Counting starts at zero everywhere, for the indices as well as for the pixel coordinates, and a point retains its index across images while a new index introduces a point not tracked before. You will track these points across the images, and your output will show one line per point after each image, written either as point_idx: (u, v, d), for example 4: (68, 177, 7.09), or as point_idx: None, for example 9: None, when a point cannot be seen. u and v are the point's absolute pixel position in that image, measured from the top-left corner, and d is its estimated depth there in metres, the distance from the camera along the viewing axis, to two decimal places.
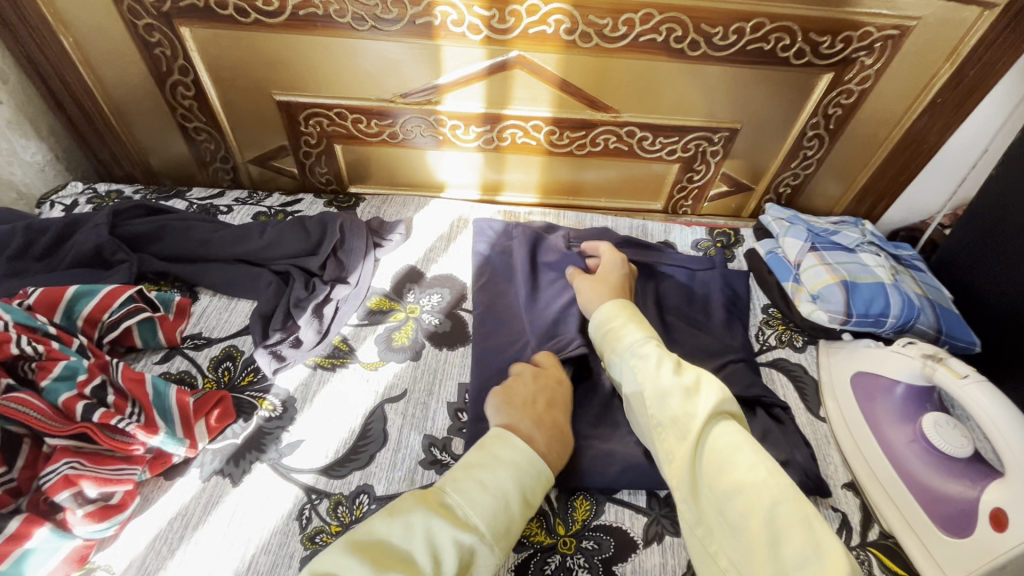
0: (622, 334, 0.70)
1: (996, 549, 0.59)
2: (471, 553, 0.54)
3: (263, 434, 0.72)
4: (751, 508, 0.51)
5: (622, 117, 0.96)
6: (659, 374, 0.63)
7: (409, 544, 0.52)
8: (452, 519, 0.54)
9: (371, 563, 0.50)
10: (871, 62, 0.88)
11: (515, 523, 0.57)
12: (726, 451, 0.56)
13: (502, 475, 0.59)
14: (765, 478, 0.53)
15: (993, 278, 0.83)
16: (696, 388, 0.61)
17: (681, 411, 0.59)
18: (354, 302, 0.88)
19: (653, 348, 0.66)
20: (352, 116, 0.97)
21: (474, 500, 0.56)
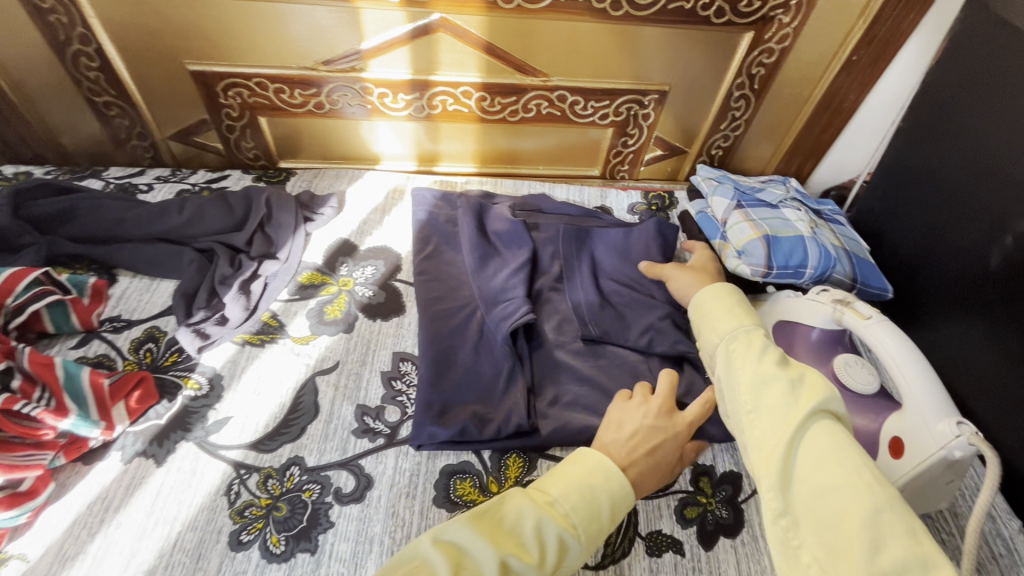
0: (726, 316, 0.64)
1: (895, 475, 0.62)
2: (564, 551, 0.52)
3: (188, 414, 0.71)
4: (848, 509, 0.45)
5: (552, 82, 0.96)
6: (763, 362, 0.56)
7: (518, 529, 0.51)
8: (556, 518, 0.52)
9: (489, 540, 0.49)
10: (788, 20, 0.90)
11: (604, 534, 0.54)
12: (830, 445, 0.49)
13: (604, 482, 0.56)
14: (872, 480, 0.46)
15: (901, 227, 0.87)
16: (807, 381, 0.54)
17: (784, 401, 0.52)
18: (284, 278, 0.86)
19: (754, 336, 0.60)
20: (273, 86, 0.93)
21: (573, 500, 0.54)
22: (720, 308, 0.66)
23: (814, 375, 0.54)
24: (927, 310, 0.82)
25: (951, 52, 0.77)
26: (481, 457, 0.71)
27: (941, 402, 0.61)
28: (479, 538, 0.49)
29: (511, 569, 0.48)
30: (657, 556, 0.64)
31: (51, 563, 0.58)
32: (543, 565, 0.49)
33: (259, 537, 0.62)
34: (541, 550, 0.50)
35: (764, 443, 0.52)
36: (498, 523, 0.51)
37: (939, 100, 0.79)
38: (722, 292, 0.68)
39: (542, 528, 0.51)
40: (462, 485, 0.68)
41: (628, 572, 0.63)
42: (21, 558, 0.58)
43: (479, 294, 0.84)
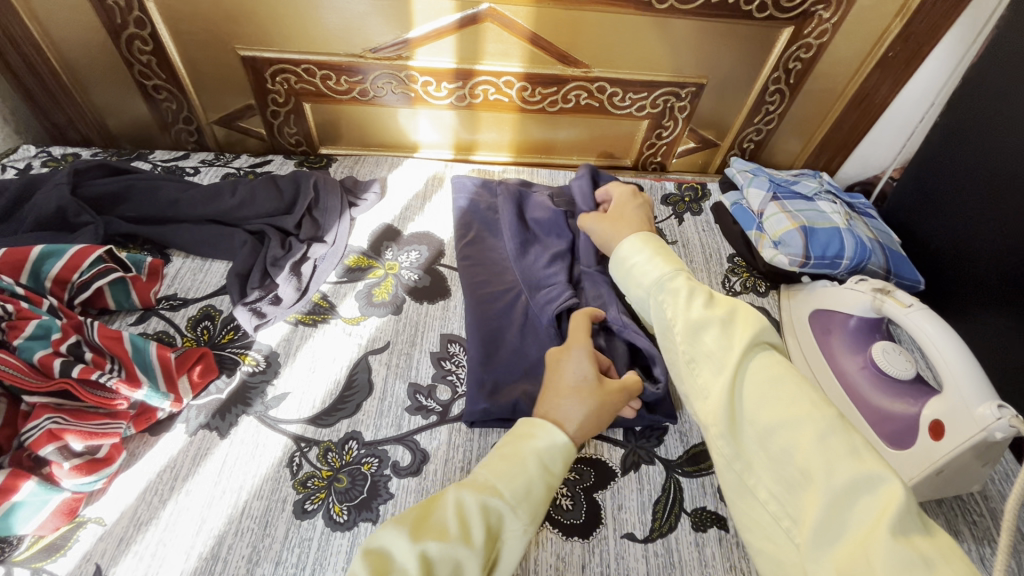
0: (649, 267, 0.66)
1: (934, 457, 0.64)
2: (499, 520, 0.53)
3: (247, 389, 0.73)
4: (796, 441, 0.49)
5: (593, 73, 0.97)
6: (692, 308, 0.60)
7: (443, 518, 0.51)
8: (477, 490, 0.53)
9: (410, 533, 0.49)
10: (828, 16, 0.92)
11: (540, 490, 0.55)
12: (766, 381, 0.54)
13: (528, 443, 0.58)
14: (811, 409, 0.51)
15: (934, 221, 0.89)
16: (738, 321, 0.58)
17: (718, 344, 0.56)
18: (332, 261, 0.88)
19: (683, 282, 0.63)
20: (320, 73, 0.95)
21: (498, 471, 0.55)
22: (642, 258, 0.68)
23: (743, 314, 0.58)
24: (959, 301, 0.85)
25: (992, 50, 0.78)
26: None
27: (981, 386, 0.64)
28: (398, 531, 0.50)
29: (433, 555, 0.48)
30: (703, 531, 0.67)
31: (126, 526, 0.61)
32: (471, 541, 0.50)
33: (322, 507, 0.64)
34: (468, 527, 0.50)
35: (709, 388, 0.56)
36: (422, 514, 0.52)
37: (978, 96, 0.81)
38: (648, 243, 0.70)
39: (467, 509, 0.52)
40: None
41: (676, 545, 0.65)
42: (99, 522, 0.61)
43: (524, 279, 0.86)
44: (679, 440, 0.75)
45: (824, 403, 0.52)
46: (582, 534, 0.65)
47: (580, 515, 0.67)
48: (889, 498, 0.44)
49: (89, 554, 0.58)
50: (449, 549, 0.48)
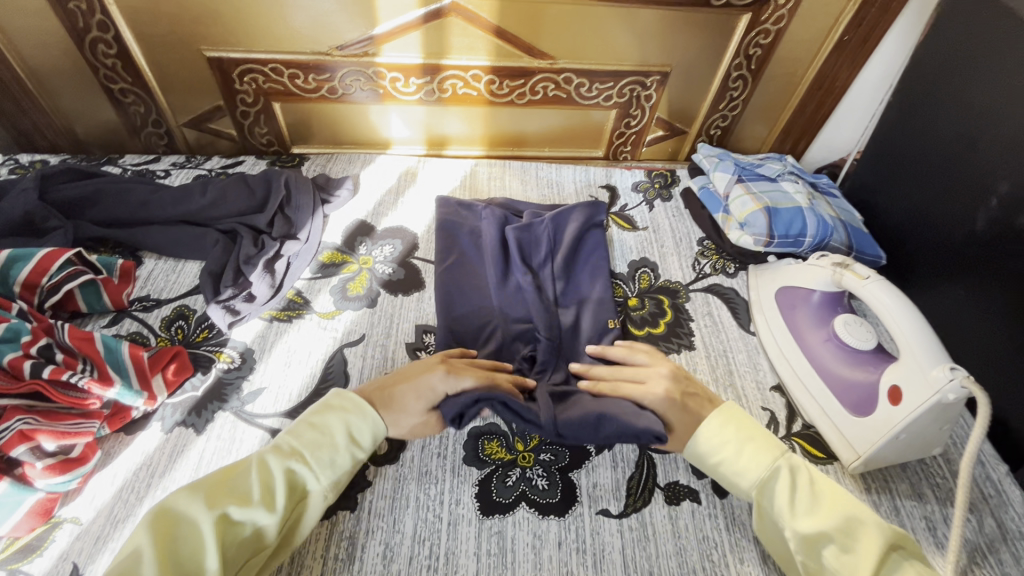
0: (741, 462, 0.64)
1: (894, 421, 0.67)
2: (303, 485, 0.60)
3: (222, 385, 0.73)
4: None
5: (559, 64, 0.99)
6: (806, 519, 0.60)
7: (245, 480, 0.58)
8: (283, 454, 0.61)
9: (207, 497, 0.56)
10: (784, 2, 0.94)
11: (344, 455, 0.63)
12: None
13: (333, 416, 0.64)
14: None
15: (893, 197, 0.92)
16: (862, 534, 0.58)
17: (848, 563, 0.56)
18: (306, 257, 0.89)
19: (781, 481, 0.62)
20: (288, 71, 0.96)
21: (300, 437, 0.62)
22: (728, 450, 0.65)
23: (867, 527, 0.58)
24: (920, 272, 0.87)
25: (939, 28, 0.81)
26: (505, 419, 0.75)
27: (934, 350, 0.66)
28: (194, 499, 0.55)
29: (229, 517, 0.55)
30: (676, 504, 0.68)
31: (102, 525, 0.60)
32: (272, 505, 0.57)
33: None
34: (268, 493, 0.58)
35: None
36: (221, 479, 0.58)
37: (927, 74, 0.83)
38: (729, 420, 0.67)
39: (270, 477, 0.59)
40: (489, 445, 0.72)
41: (649, 519, 0.67)
42: (75, 521, 0.61)
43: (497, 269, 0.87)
44: None
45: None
46: (558, 512, 0.66)
47: (555, 494, 0.68)
48: None
49: (65, 553, 0.58)
50: (247, 514, 0.56)
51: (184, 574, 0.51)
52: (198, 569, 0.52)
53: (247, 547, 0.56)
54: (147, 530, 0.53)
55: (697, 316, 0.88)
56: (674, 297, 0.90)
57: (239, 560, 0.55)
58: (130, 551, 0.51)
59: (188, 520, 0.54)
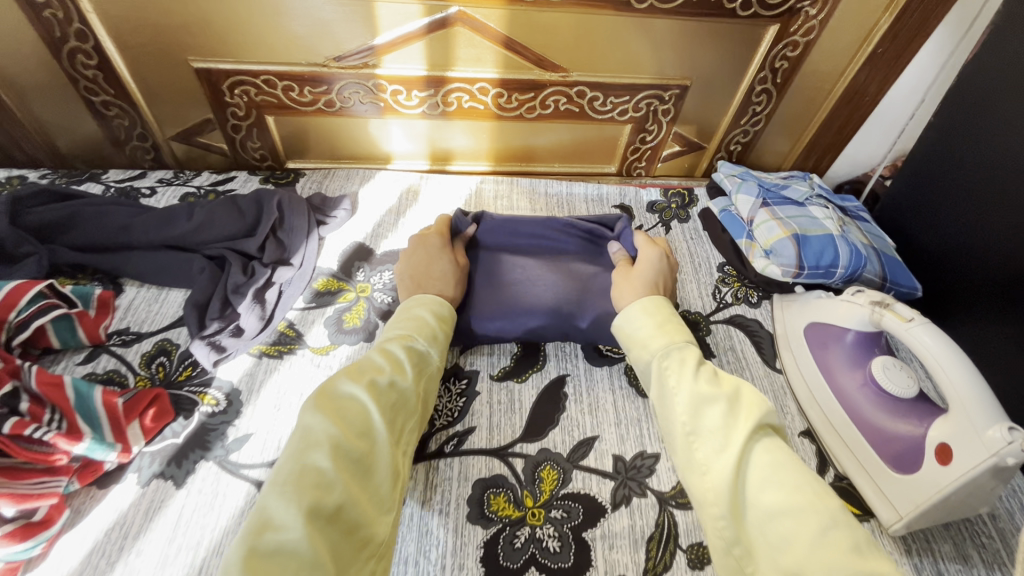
0: (653, 333, 0.64)
1: (942, 482, 0.61)
2: (420, 361, 0.64)
3: (206, 431, 0.67)
4: (794, 533, 0.44)
5: (571, 77, 0.92)
6: (702, 384, 0.56)
7: (371, 360, 0.60)
8: (395, 340, 0.64)
9: (348, 374, 0.56)
10: (815, 12, 0.87)
11: (440, 337, 0.68)
12: (772, 469, 0.48)
13: (417, 309, 0.69)
14: (817, 499, 0.45)
15: (931, 225, 0.85)
16: (743, 399, 0.54)
17: (722, 422, 0.52)
18: (300, 285, 0.83)
19: (685, 351, 0.60)
20: (282, 84, 0.89)
21: (403, 327, 0.66)
22: (645, 327, 0.65)
23: (749, 392, 0.54)
24: (960, 307, 0.81)
25: (989, 45, 0.74)
26: (513, 470, 0.69)
27: (989, 406, 0.60)
28: (337, 377, 0.56)
29: (377, 384, 0.56)
30: (700, 570, 0.62)
31: None
32: (405, 373, 0.60)
33: None
34: (398, 364, 0.60)
35: (710, 466, 0.51)
36: (348, 363, 0.59)
37: (973, 94, 0.77)
38: (655, 302, 0.68)
39: (395, 354, 0.61)
40: (496, 499, 0.66)
41: None
42: None
43: (505, 300, 0.81)
44: (672, 469, 0.70)
45: (830, 493, 0.47)
46: None
47: (567, 557, 0.62)
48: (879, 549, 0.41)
49: None
50: (391, 379, 0.58)
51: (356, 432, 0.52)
52: (367, 428, 0.53)
53: (399, 412, 0.57)
54: (309, 407, 0.52)
55: (719, 352, 0.82)
56: (695, 330, 0.84)
57: (397, 427, 0.57)
58: (300, 428, 0.50)
59: (344, 396, 0.54)
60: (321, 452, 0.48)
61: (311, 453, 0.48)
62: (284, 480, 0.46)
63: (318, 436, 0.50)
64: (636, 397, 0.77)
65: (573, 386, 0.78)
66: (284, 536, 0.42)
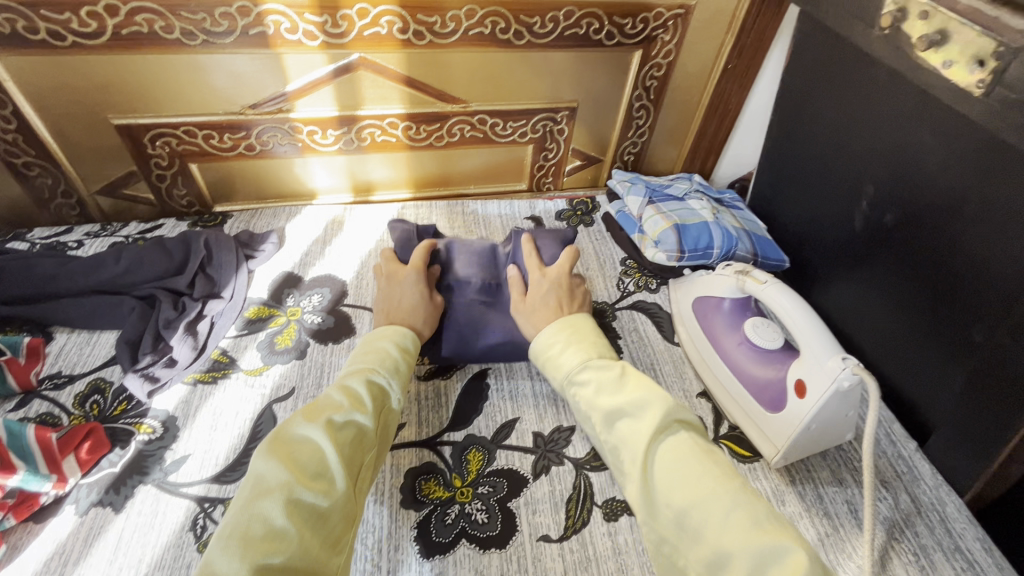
0: (560, 356, 0.69)
1: (803, 412, 0.72)
2: (383, 392, 0.66)
3: (143, 458, 0.70)
4: (706, 521, 0.50)
5: (471, 107, 1.04)
6: (605, 399, 0.61)
7: (329, 398, 0.61)
8: (358, 374, 0.66)
9: (304, 415, 0.58)
10: (669, 38, 1.02)
11: (403, 368, 0.70)
12: (670, 465, 0.54)
13: (379, 340, 0.72)
14: (717, 485, 0.52)
15: (787, 207, 1.00)
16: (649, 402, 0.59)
17: (632, 431, 0.58)
18: (230, 315, 0.88)
19: (592, 370, 0.65)
20: (202, 133, 0.96)
21: (361, 362, 0.68)
22: (557, 346, 0.70)
23: (652, 394, 0.60)
24: (818, 271, 0.95)
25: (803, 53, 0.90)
26: (441, 457, 0.75)
27: (828, 343, 0.72)
28: (294, 421, 0.57)
29: (334, 422, 0.57)
30: (614, 521, 0.70)
31: None
32: (363, 407, 0.61)
33: None
34: (357, 400, 0.62)
35: (628, 476, 0.57)
36: (308, 405, 0.60)
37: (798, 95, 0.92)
38: (563, 326, 0.72)
39: (354, 391, 0.62)
40: (427, 484, 0.72)
41: (589, 539, 0.68)
42: None
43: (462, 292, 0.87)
44: (586, 438, 0.78)
45: (728, 473, 0.53)
46: (498, 544, 0.67)
47: (494, 526, 0.68)
48: (795, 566, 0.44)
49: None
50: (347, 415, 0.59)
51: (313, 471, 0.53)
52: (322, 466, 0.54)
53: (357, 448, 0.58)
54: (264, 456, 0.53)
55: (624, 333, 0.92)
56: (602, 317, 0.94)
57: (356, 466, 0.58)
58: (252, 478, 0.51)
59: (301, 435, 0.55)
60: (270, 500, 0.49)
61: (257, 505, 0.48)
62: (231, 531, 0.47)
63: (271, 483, 0.50)
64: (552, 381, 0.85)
65: (495, 377, 0.86)
66: None
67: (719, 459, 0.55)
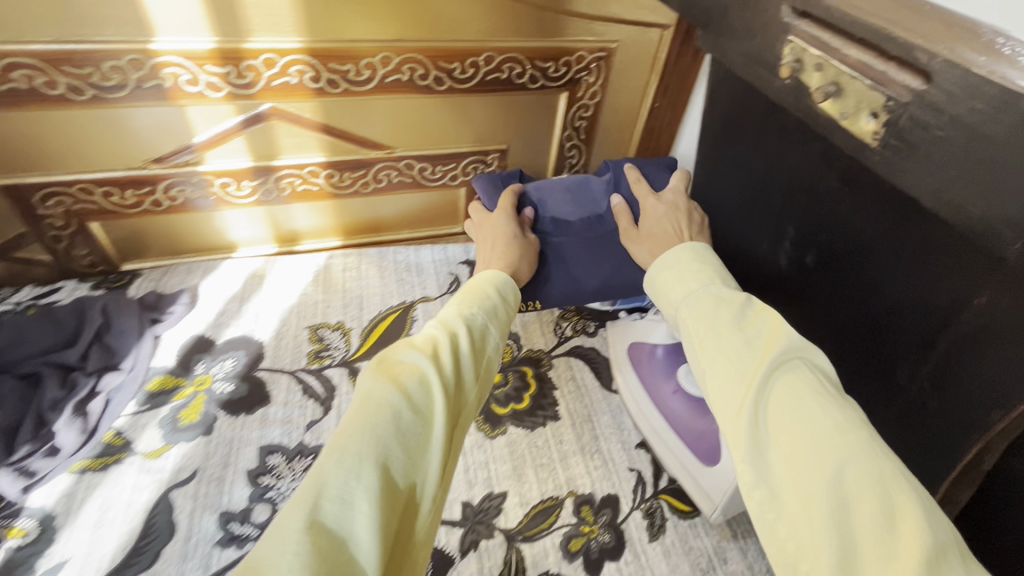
0: (677, 283, 0.67)
1: None
2: (488, 336, 0.62)
3: (11, 567, 0.63)
4: (809, 459, 0.47)
5: (396, 153, 1.00)
6: (724, 325, 0.59)
7: (422, 334, 0.58)
8: (458, 315, 0.62)
9: (404, 347, 0.55)
10: (593, 80, 1.01)
11: (505, 319, 0.67)
12: (795, 401, 0.51)
13: (484, 283, 0.69)
14: (838, 431, 0.47)
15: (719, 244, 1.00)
16: (762, 337, 0.57)
17: (744, 356, 0.55)
18: (129, 390, 0.80)
19: (715, 292, 0.63)
20: (101, 190, 0.89)
21: (464, 301, 0.65)
22: (670, 274, 0.69)
23: (771, 331, 0.57)
24: None
25: None
26: None
27: None
28: (405, 349, 0.55)
29: (440, 354, 0.55)
30: None
31: None
32: (461, 346, 0.58)
33: None
34: (462, 336, 0.59)
35: (730, 404, 0.53)
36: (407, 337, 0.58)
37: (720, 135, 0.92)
38: (696, 252, 0.71)
39: (457, 328, 0.60)
40: None
41: None
42: None
43: (565, 232, 0.89)
44: (519, 504, 0.74)
45: (855, 424, 0.48)
46: None
47: None
48: (912, 542, 0.40)
49: None
50: (444, 348, 0.56)
51: (416, 396, 0.50)
52: (422, 396, 0.51)
53: (456, 387, 0.55)
54: (374, 377, 0.51)
55: (560, 384, 0.89)
56: (537, 366, 0.91)
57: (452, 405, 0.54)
58: (363, 393, 0.50)
59: (405, 363, 0.54)
60: (365, 425, 0.46)
61: (353, 428, 0.46)
62: (338, 448, 0.44)
63: (380, 401, 0.48)
64: (485, 441, 0.81)
65: None
66: (312, 518, 0.40)
67: (847, 407, 0.50)
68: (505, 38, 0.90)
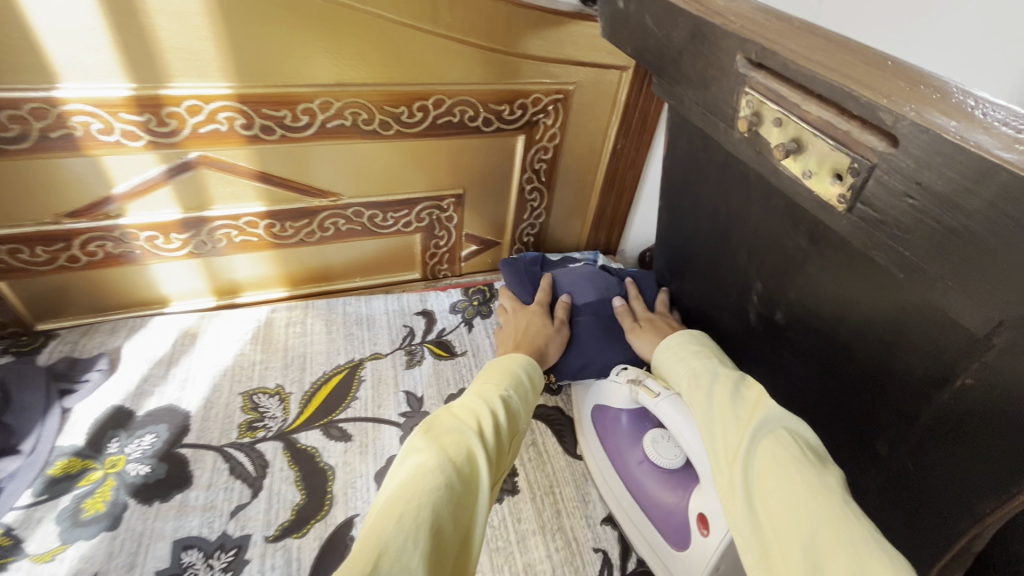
0: (676, 360, 0.69)
1: (708, 553, 0.63)
2: (516, 416, 0.62)
3: None
4: (796, 519, 0.45)
5: (342, 200, 0.94)
6: (718, 394, 0.60)
7: (462, 405, 0.58)
8: (485, 389, 0.62)
9: (446, 415, 0.55)
10: (551, 122, 0.97)
11: (531, 399, 0.67)
12: (775, 458, 0.50)
13: (513, 363, 0.69)
14: (819, 492, 0.46)
15: (686, 292, 0.95)
16: (752, 404, 0.57)
17: (732, 421, 0.56)
18: (26, 477, 0.71)
19: (710, 367, 0.65)
20: (5, 247, 0.81)
21: (494, 377, 0.65)
22: (671, 354, 0.71)
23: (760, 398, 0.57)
24: None
25: None
26: None
27: None
28: (441, 416, 0.55)
29: (485, 426, 0.54)
30: None
31: None
32: (499, 418, 0.57)
33: None
34: (496, 409, 0.58)
35: (723, 468, 0.53)
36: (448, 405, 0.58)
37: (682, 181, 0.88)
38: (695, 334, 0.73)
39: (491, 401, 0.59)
40: None
41: None
42: None
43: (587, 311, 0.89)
44: None
45: (830, 487, 0.47)
46: None
47: None
48: None
49: None
50: (485, 417, 0.56)
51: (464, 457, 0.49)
52: (472, 460, 0.50)
53: (500, 455, 0.54)
54: (421, 440, 0.51)
55: (520, 450, 0.82)
56: None
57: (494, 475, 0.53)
58: (409, 454, 0.49)
59: (451, 429, 0.52)
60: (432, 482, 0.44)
61: (414, 484, 0.44)
62: (395, 502, 0.42)
63: (435, 462, 0.47)
64: None
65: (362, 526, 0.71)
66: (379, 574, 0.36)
67: (828, 474, 0.48)
68: (455, 81, 0.86)
